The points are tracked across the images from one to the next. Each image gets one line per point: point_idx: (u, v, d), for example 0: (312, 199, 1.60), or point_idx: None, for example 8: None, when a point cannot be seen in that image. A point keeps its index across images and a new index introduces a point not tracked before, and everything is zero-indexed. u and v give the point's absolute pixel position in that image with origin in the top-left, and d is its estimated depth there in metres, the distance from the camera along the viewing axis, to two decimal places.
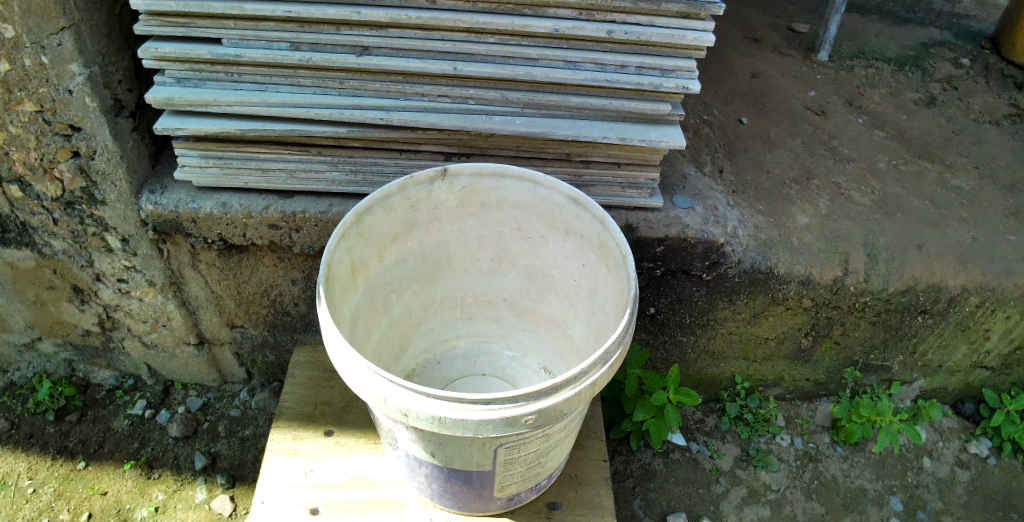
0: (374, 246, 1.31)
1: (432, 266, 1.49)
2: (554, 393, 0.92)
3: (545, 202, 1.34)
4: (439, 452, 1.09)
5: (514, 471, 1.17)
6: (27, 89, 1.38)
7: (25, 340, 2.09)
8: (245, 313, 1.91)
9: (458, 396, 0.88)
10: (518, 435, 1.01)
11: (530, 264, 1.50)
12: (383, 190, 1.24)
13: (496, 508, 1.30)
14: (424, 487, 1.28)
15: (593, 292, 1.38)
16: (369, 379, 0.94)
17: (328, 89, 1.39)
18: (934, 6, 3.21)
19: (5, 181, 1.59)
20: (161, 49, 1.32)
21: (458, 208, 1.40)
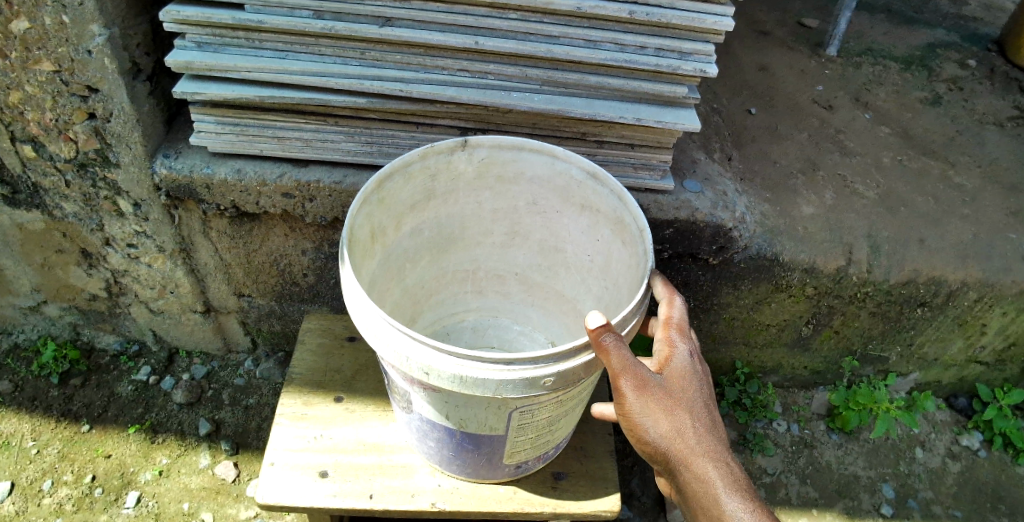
0: (392, 214, 1.33)
1: (446, 238, 1.51)
2: (573, 357, 0.96)
3: (563, 177, 1.36)
4: (453, 415, 1.12)
5: (524, 438, 1.19)
6: (46, 48, 1.39)
7: (30, 303, 2.09)
8: (253, 283, 1.93)
9: (481, 356, 0.91)
10: (533, 398, 1.05)
11: (543, 239, 1.52)
12: (404, 158, 1.25)
13: (503, 475, 1.34)
14: (433, 453, 1.31)
15: (606, 267, 1.40)
16: (391, 337, 0.96)
17: (348, 60, 1.40)
18: (943, 7, 3.23)
19: (19, 140, 1.60)
20: (182, 12, 1.34)
21: (476, 180, 1.41)
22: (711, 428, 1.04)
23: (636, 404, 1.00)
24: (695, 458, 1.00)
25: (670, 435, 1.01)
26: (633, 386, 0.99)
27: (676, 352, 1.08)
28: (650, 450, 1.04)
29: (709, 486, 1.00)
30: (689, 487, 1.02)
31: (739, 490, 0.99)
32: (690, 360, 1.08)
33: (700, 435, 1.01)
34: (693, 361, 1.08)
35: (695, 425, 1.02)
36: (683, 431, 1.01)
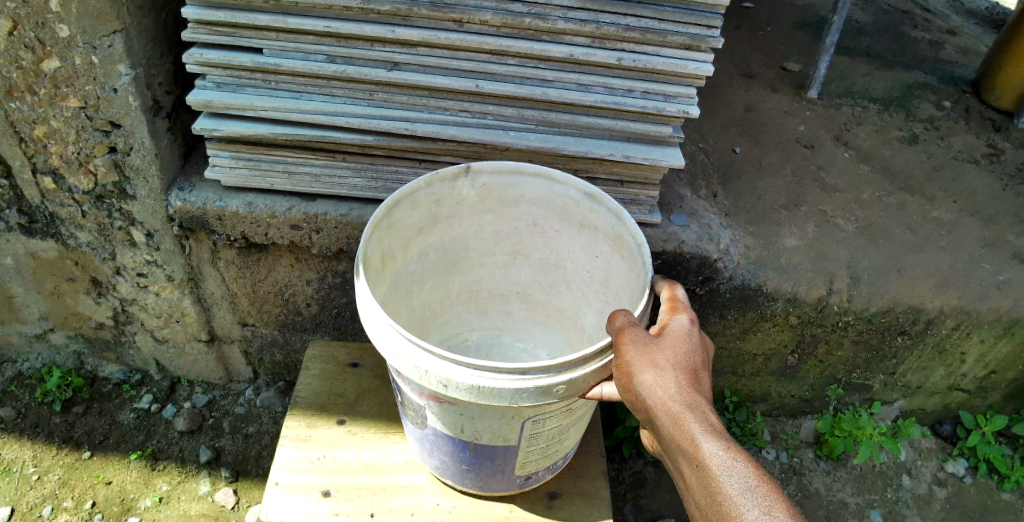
0: (401, 238, 1.41)
1: (451, 261, 1.61)
2: (581, 365, 1.05)
3: (561, 198, 1.45)
4: (467, 427, 1.19)
5: (535, 448, 1.27)
6: (74, 86, 1.50)
7: (37, 331, 2.14)
8: (258, 312, 1.99)
9: (499, 366, 0.99)
10: (545, 407, 1.13)
11: (544, 258, 1.61)
12: (411, 185, 1.33)
13: (512, 487, 1.39)
14: (445, 467, 1.37)
15: (605, 281, 1.50)
16: (411, 352, 1.04)
17: (357, 100, 1.50)
18: (919, 52, 3.41)
19: (40, 172, 1.68)
20: (205, 55, 1.45)
21: (478, 204, 1.50)
22: (697, 385, 1.03)
23: (626, 350, 1.05)
24: (675, 403, 0.99)
25: (653, 379, 1.02)
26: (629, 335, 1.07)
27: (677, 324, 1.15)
28: (636, 401, 1.04)
29: (687, 431, 0.96)
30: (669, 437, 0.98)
31: (719, 436, 0.95)
32: (688, 330, 1.13)
33: (685, 386, 1.01)
34: (691, 332, 1.13)
35: (679, 376, 1.03)
36: (667, 378, 1.02)
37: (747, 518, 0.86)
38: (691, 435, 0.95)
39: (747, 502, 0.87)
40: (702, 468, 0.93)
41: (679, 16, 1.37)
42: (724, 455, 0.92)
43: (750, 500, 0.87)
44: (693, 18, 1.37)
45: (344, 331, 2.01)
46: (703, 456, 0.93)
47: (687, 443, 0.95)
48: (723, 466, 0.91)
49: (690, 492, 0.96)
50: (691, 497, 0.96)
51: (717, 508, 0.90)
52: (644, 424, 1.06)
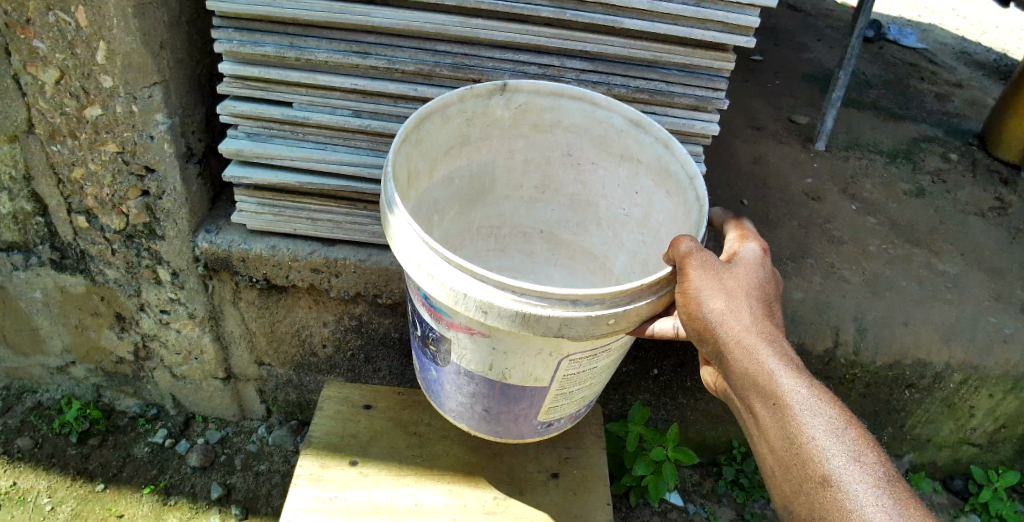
0: (427, 159, 1.38)
1: (476, 190, 1.61)
2: (635, 297, 1.05)
3: (601, 125, 1.44)
4: (498, 364, 1.21)
5: (563, 392, 1.30)
6: (113, 132, 1.59)
7: (59, 363, 2.20)
8: (274, 352, 2.04)
9: (551, 292, 0.98)
10: (586, 344, 1.15)
11: (574, 193, 1.63)
12: (444, 99, 1.30)
13: (532, 434, 1.42)
14: (468, 412, 1.40)
15: (643, 219, 1.51)
16: (451, 274, 1.02)
17: (380, 152, 1.58)
18: (925, 105, 3.48)
19: (75, 212, 1.77)
20: (238, 107, 1.52)
21: (510, 128, 1.48)
22: (769, 319, 1.04)
23: (698, 278, 1.04)
24: (751, 338, 1.00)
25: (727, 311, 1.02)
26: (699, 261, 1.05)
27: (744, 255, 1.14)
28: (704, 331, 1.04)
29: (766, 370, 0.97)
30: (743, 372, 0.99)
31: (798, 375, 0.97)
32: (757, 262, 1.12)
33: (759, 319, 1.02)
34: (759, 263, 1.12)
35: (754, 309, 1.03)
36: (741, 312, 1.02)
37: (829, 458, 0.90)
38: (771, 373, 0.97)
39: (830, 444, 0.91)
40: (782, 408, 0.95)
41: (686, 80, 1.47)
42: (807, 396, 0.94)
43: (834, 442, 0.91)
44: (698, 81, 1.46)
45: (358, 373, 2.06)
46: (784, 396, 0.95)
47: (765, 380, 0.97)
48: (807, 407, 0.94)
49: (759, 426, 0.99)
50: (758, 432, 0.99)
51: (794, 447, 0.93)
52: (706, 353, 1.07)
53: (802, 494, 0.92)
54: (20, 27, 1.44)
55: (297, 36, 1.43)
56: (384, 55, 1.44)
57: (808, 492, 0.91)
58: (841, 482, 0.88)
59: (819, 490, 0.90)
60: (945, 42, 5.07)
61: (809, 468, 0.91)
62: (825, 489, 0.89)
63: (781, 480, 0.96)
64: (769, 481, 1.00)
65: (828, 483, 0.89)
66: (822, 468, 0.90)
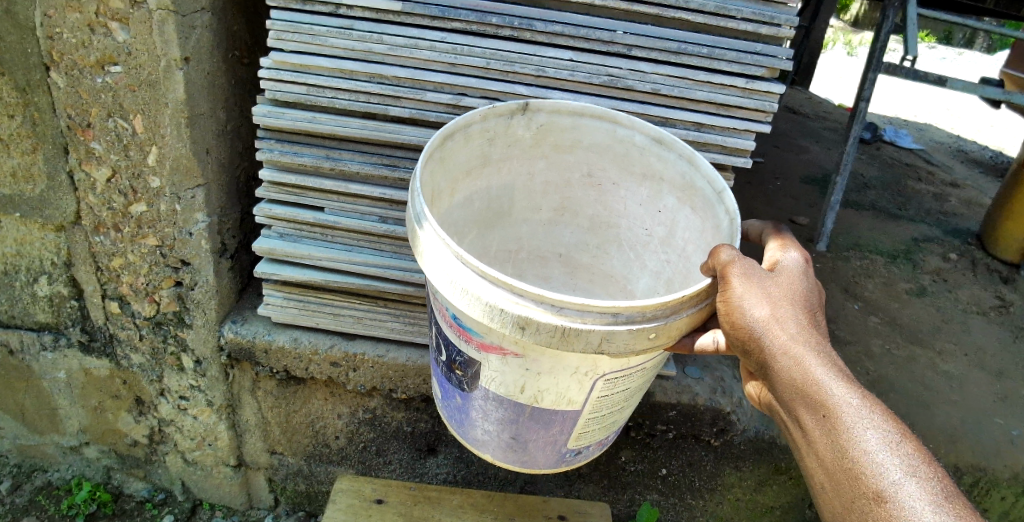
0: (450, 177, 1.30)
1: (494, 212, 1.52)
2: (676, 310, 0.99)
3: (623, 144, 1.38)
4: (530, 386, 1.15)
5: (595, 416, 1.23)
6: (155, 227, 1.70)
7: (72, 443, 2.23)
8: (287, 441, 2.07)
9: (591, 304, 0.92)
10: (622, 362, 1.10)
11: (594, 214, 1.55)
12: (467, 116, 1.23)
13: (559, 463, 1.35)
14: (491, 438, 1.32)
15: (668, 237, 1.43)
16: (486, 288, 0.96)
17: (403, 255, 1.68)
18: (924, 205, 3.61)
19: (109, 297, 1.85)
20: (273, 210, 1.64)
21: (532, 146, 1.41)
22: (815, 325, 1.00)
23: (740, 287, 0.98)
24: (799, 348, 0.96)
25: (774, 321, 0.97)
26: (741, 269, 0.99)
27: (784, 261, 1.08)
28: (747, 341, 0.99)
29: (817, 382, 0.94)
30: (792, 385, 0.96)
31: (849, 385, 0.94)
32: (799, 268, 1.06)
33: (806, 327, 0.98)
34: (800, 268, 1.07)
35: (801, 316, 0.98)
36: (788, 321, 0.97)
37: (886, 475, 0.88)
38: (823, 386, 0.93)
39: (885, 459, 0.89)
40: (834, 423, 0.92)
41: None
42: (861, 409, 0.92)
43: (889, 455, 0.89)
44: None
45: (368, 465, 2.08)
46: (836, 409, 0.92)
47: (816, 393, 0.94)
48: (861, 420, 0.91)
49: (808, 439, 0.96)
50: (807, 443, 0.97)
51: (847, 462, 0.91)
52: (748, 362, 1.03)
53: (855, 507, 0.91)
54: (81, 130, 1.58)
55: (333, 149, 1.56)
56: (412, 168, 1.56)
57: (861, 505, 0.90)
58: (897, 497, 0.87)
59: (873, 505, 0.89)
60: (941, 142, 5.30)
61: (863, 483, 0.90)
62: (880, 504, 0.88)
63: (831, 491, 0.95)
64: (817, 489, 0.99)
65: (882, 497, 0.88)
66: (877, 483, 0.88)
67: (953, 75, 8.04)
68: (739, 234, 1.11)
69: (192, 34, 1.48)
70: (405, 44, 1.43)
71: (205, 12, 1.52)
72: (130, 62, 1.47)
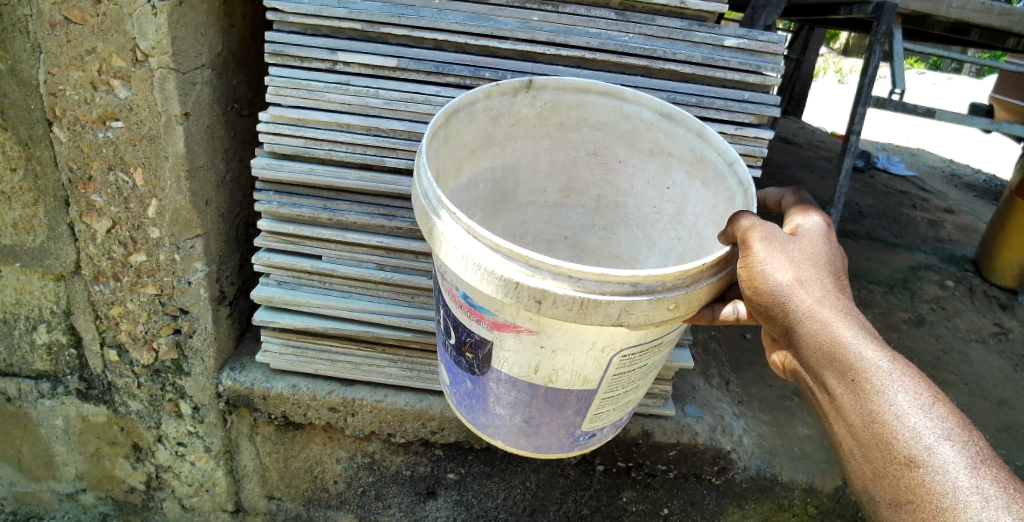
0: (454, 158, 1.26)
1: (499, 195, 1.47)
2: (695, 279, 0.97)
3: (630, 121, 1.34)
4: (545, 365, 1.09)
5: (611, 394, 1.18)
6: (155, 275, 1.71)
7: (69, 490, 2.20)
8: (285, 486, 2.06)
9: (610, 272, 0.90)
10: (641, 335, 1.05)
11: (601, 195, 1.51)
12: (470, 95, 1.19)
13: (573, 446, 1.29)
14: (503, 423, 1.25)
15: (677, 214, 1.38)
16: (500, 263, 0.92)
17: (400, 301, 1.69)
18: (919, 232, 3.64)
19: (107, 345, 1.85)
20: (271, 258, 1.67)
21: (536, 127, 1.37)
22: (841, 287, 0.95)
23: (762, 250, 0.95)
24: (824, 310, 0.91)
25: (797, 284, 0.92)
26: (762, 233, 0.96)
27: (805, 226, 1.04)
28: (769, 304, 0.94)
29: (844, 344, 0.89)
30: (817, 348, 0.91)
31: (879, 346, 0.88)
32: (823, 232, 1.02)
33: (832, 289, 0.93)
34: (823, 232, 1.03)
35: (825, 277, 0.94)
36: (812, 283, 0.92)
37: (922, 440, 0.82)
38: (850, 347, 0.88)
39: (921, 422, 0.83)
40: (863, 387, 0.87)
41: None
42: (893, 370, 0.86)
43: (924, 418, 0.83)
44: None
45: (368, 510, 2.06)
46: (865, 372, 0.87)
47: (844, 357, 0.88)
48: (892, 381, 0.85)
49: (837, 406, 0.90)
50: (833, 410, 0.92)
51: (876, 427, 0.86)
52: (770, 328, 0.98)
53: (886, 476, 0.86)
54: (82, 183, 1.60)
55: (331, 199, 1.59)
56: (408, 218, 1.58)
57: (892, 473, 0.85)
58: (931, 462, 0.81)
59: (904, 471, 0.83)
60: (935, 166, 5.36)
61: (894, 449, 0.84)
62: (911, 470, 0.83)
63: (859, 460, 0.89)
64: (843, 459, 0.93)
65: (914, 463, 0.83)
66: (909, 449, 0.83)
67: (944, 100, 8.15)
68: (756, 203, 1.07)
69: (192, 90, 1.52)
70: (401, 98, 1.47)
71: (205, 68, 1.55)
72: (131, 117, 1.50)
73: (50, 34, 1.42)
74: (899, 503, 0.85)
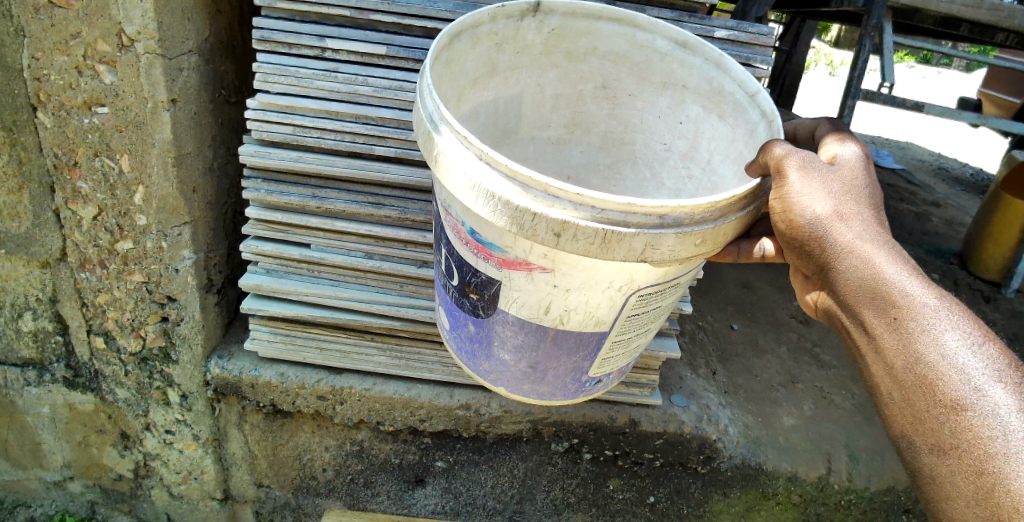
0: (457, 83, 1.22)
1: (500, 130, 1.45)
2: (722, 214, 0.95)
3: (642, 51, 1.32)
4: (556, 306, 1.07)
5: (620, 339, 1.17)
6: (141, 263, 1.70)
7: (56, 478, 2.20)
8: (274, 474, 2.07)
9: (637, 202, 0.87)
10: (660, 274, 1.03)
11: (607, 129, 1.50)
12: (476, 15, 1.15)
13: (578, 392, 1.29)
14: (507, 368, 1.24)
15: (689, 150, 1.37)
16: (516, 192, 0.89)
17: (389, 290, 1.70)
18: (906, 225, 3.67)
19: (94, 333, 1.84)
20: (259, 246, 1.66)
21: (542, 56, 1.35)
22: (880, 224, 0.97)
23: (798, 182, 0.94)
24: (866, 248, 0.94)
25: (837, 218, 0.94)
26: (799, 162, 0.94)
27: (843, 155, 1.04)
28: (805, 240, 0.95)
29: (889, 282, 0.92)
30: (859, 287, 0.94)
31: (923, 285, 0.92)
32: (861, 161, 1.02)
33: (871, 227, 0.96)
34: (860, 161, 1.03)
35: (866, 214, 0.96)
36: (853, 219, 0.95)
37: (969, 381, 0.87)
38: (896, 286, 0.92)
39: (967, 363, 0.88)
40: (908, 328, 0.91)
41: None
42: (938, 312, 0.91)
43: (970, 359, 0.88)
44: None
45: (357, 498, 2.07)
46: (910, 312, 0.91)
47: (888, 297, 0.92)
48: (939, 322, 0.90)
49: (878, 348, 0.94)
50: (872, 351, 0.95)
51: (921, 369, 0.90)
52: (803, 266, 1.00)
53: (927, 419, 0.90)
54: (68, 169, 1.59)
55: (319, 188, 1.59)
56: (397, 206, 1.58)
57: (935, 417, 0.89)
58: (978, 404, 0.86)
59: (949, 415, 0.88)
60: (923, 160, 5.40)
61: (939, 391, 0.89)
62: (957, 413, 0.87)
63: (899, 405, 0.93)
64: (879, 403, 0.97)
65: (960, 406, 0.87)
66: (956, 391, 0.88)
67: (933, 94, 8.21)
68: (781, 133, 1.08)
69: (179, 76, 1.51)
70: (390, 86, 1.46)
71: (193, 54, 1.54)
72: (117, 103, 1.48)
73: (34, 18, 1.40)
74: (943, 448, 0.89)
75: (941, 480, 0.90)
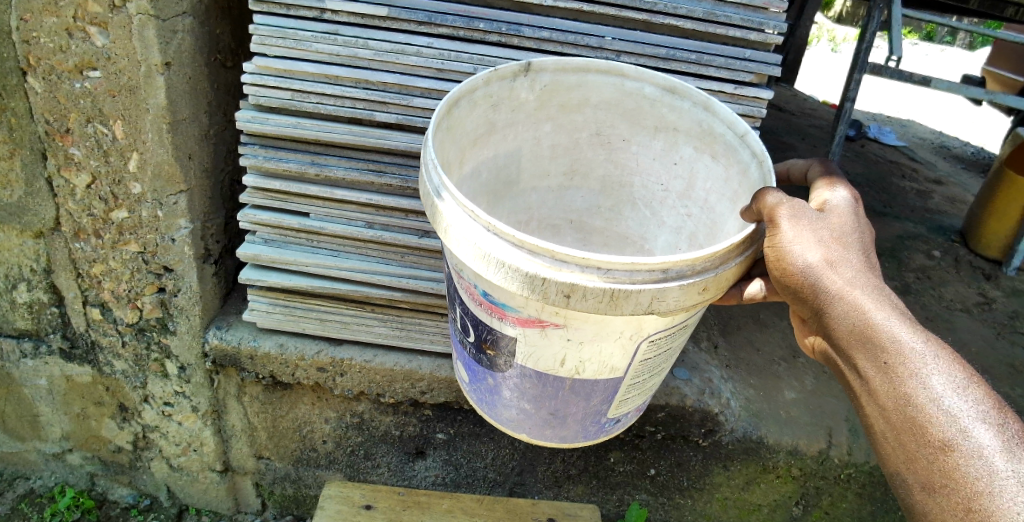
0: (459, 147, 1.21)
1: (503, 182, 1.44)
2: (723, 262, 0.94)
3: (633, 98, 1.31)
4: (572, 358, 1.05)
5: (635, 383, 1.16)
6: (137, 233, 1.67)
7: (55, 450, 2.19)
8: (274, 446, 2.07)
9: (639, 263, 0.86)
10: (668, 320, 1.02)
11: (606, 175, 1.49)
12: (471, 81, 1.14)
13: (598, 433, 1.27)
14: (527, 417, 1.23)
15: (687, 190, 1.37)
16: (524, 259, 0.88)
17: (390, 260, 1.67)
18: (909, 202, 3.64)
19: (90, 304, 1.82)
20: (257, 215, 1.63)
21: (538, 111, 1.33)
22: (871, 269, 0.97)
23: (790, 230, 0.95)
24: (856, 293, 0.93)
25: (827, 266, 0.93)
26: (790, 210, 0.96)
27: (833, 200, 1.06)
28: (799, 286, 0.95)
29: (878, 327, 0.91)
30: (850, 331, 0.93)
31: (912, 328, 0.90)
32: (850, 207, 1.04)
33: (861, 272, 0.94)
34: (852, 207, 1.05)
35: (856, 260, 0.96)
36: (843, 266, 0.94)
37: (957, 423, 0.85)
38: (885, 330, 0.90)
39: (955, 406, 0.86)
40: (897, 371, 0.89)
41: None
42: (927, 354, 0.88)
43: (958, 401, 0.86)
44: None
45: (357, 470, 2.08)
46: (899, 356, 0.89)
47: (877, 341, 0.91)
48: (927, 365, 0.88)
49: (870, 390, 0.93)
50: (865, 393, 0.94)
51: (910, 411, 0.88)
52: (800, 309, 1.00)
53: (919, 459, 0.88)
54: (60, 136, 1.55)
55: (319, 154, 1.55)
56: (398, 174, 1.54)
57: (925, 456, 0.88)
58: (965, 445, 0.84)
59: (938, 455, 0.86)
60: (924, 137, 5.36)
61: (928, 431, 0.87)
62: (945, 452, 0.86)
63: (892, 444, 0.92)
64: (876, 442, 0.96)
65: (948, 446, 0.85)
66: (944, 432, 0.86)
67: (935, 72, 8.13)
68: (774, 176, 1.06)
69: (173, 38, 1.46)
70: (391, 49, 1.42)
71: (187, 16, 1.48)
72: (109, 66, 1.44)
73: None
74: (933, 486, 0.87)
75: (933, 518, 0.88)
